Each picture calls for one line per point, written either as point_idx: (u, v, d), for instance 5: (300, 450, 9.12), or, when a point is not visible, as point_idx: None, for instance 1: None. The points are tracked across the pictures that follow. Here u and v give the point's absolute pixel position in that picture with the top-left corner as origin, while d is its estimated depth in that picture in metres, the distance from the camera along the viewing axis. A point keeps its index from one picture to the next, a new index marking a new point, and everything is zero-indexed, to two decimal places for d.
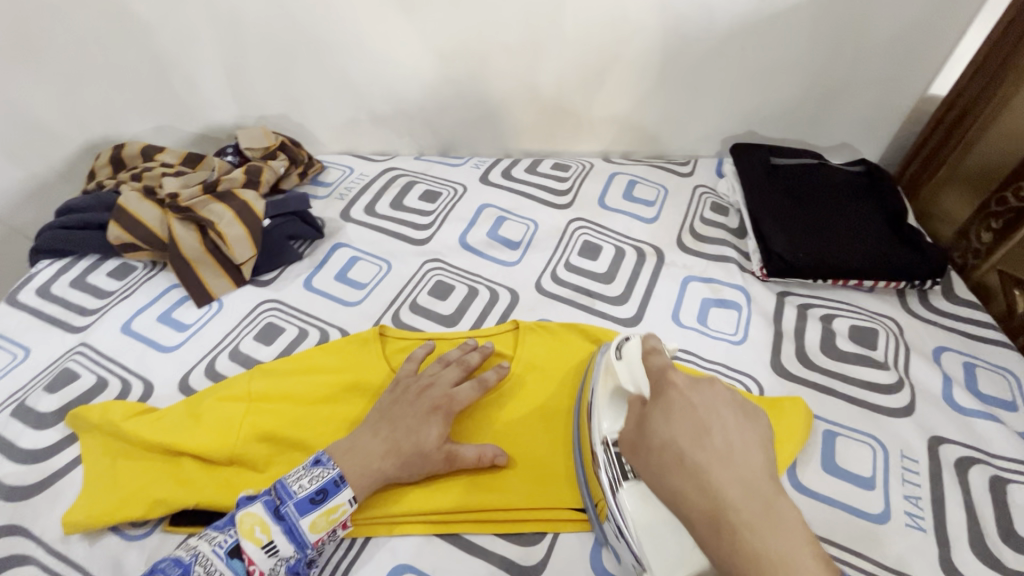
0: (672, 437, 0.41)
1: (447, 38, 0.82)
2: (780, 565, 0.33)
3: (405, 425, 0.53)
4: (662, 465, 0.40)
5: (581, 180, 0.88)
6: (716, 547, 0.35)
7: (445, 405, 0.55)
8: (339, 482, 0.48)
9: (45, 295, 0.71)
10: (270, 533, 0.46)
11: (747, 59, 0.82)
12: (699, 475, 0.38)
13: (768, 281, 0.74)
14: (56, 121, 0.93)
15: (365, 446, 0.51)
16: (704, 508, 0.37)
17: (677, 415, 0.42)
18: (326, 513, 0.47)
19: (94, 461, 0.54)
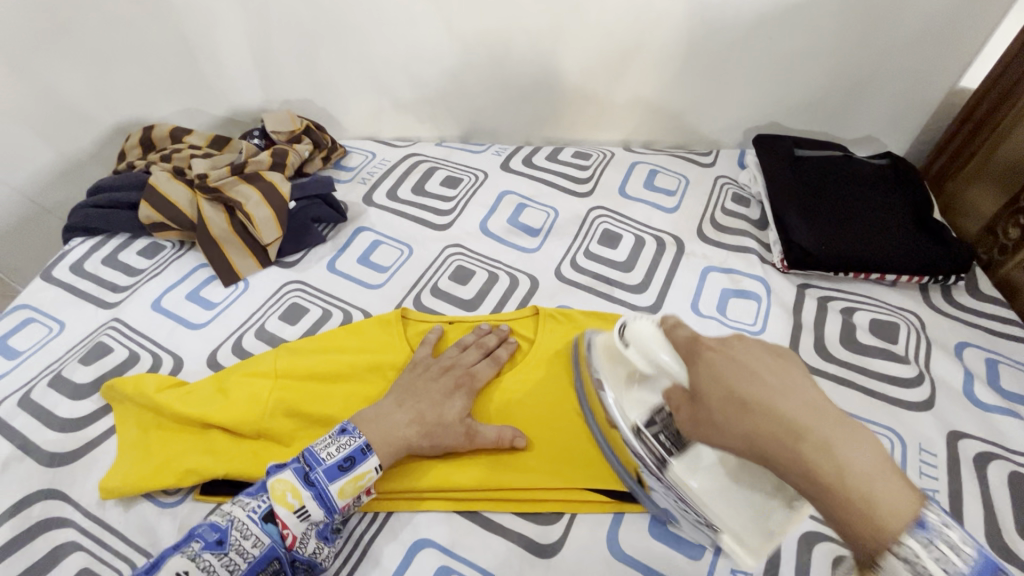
0: (730, 385, 0.38)
1: (471, 24, 0.82)
2: (882, 502, 0.33)
3: (428, 399, 0.55)
4: (733, 416, 0.37)
5: (602, 168, 0.88)
6: (816, 484, 0.34)
7: (466, 382, 0.58)
8: (366, 450, 0.50)
9: (78, 272, 0.73)
10: (301, 499, 0.47)
11: (773, 48, 0.81)
12: (777, 414, 0.36)
13: (788, 273, 0.74)
14: (87, 100, 0.95)
15: (389, 415, 0.53)
16: (794, 447, 0.35)
17: (727, 366, 0.39)
18: (354, 480, 0.49)
19: (129, 432, 0.56)
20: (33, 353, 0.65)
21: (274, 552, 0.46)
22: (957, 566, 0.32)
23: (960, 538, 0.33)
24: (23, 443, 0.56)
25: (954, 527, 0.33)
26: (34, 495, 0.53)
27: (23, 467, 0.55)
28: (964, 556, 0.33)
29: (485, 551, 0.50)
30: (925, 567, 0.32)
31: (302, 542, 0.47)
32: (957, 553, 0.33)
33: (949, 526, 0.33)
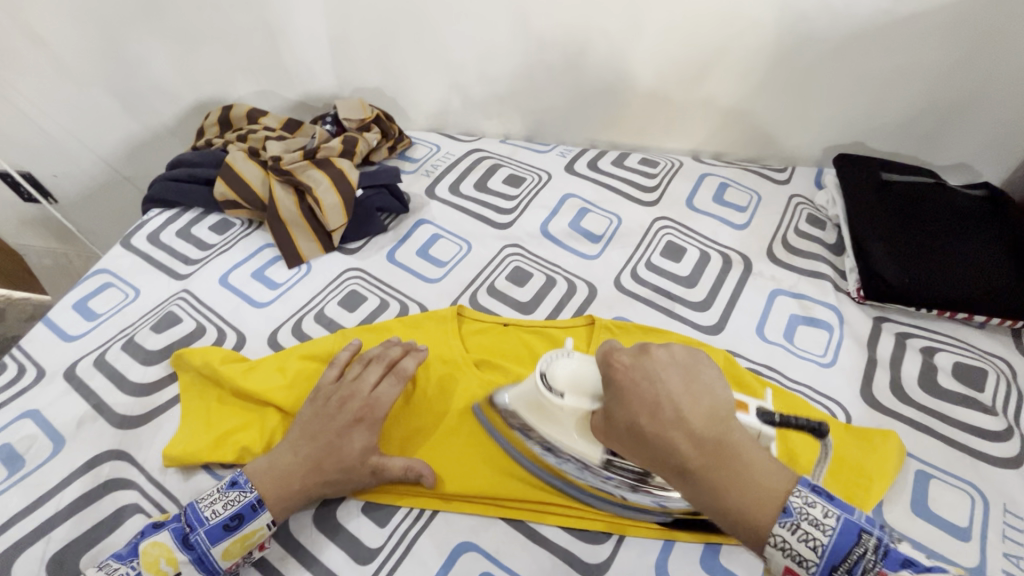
0: (631, 418, 0.42)
1: (550, 23, 0.81)
2: (744, 516, 0.38)
3: (325, 441, 0.51)
4: (635, 442, 0.42)
5: (670, 177, 0.85)
6: (700, 504, 0.40)
7: (367, 414, 0.53)
8: (257, 507, 0.48)
9: (154, 241, 0.77)
10: (176, 565, 0.46)
11: (867, 61, 0.76)
12: (668, 443, 0.40)
13: (864, 304, 0.70)
14: (172, 76, 0.99)
15: (287, 463, 0.50)
16: (676, 472, 0.40)
17: (628, 395, 0.42)
18: (240, 540, 0.47)
19: (194, 404, 0.58)
20: (109, 317, 0.68)
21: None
22: (821, 541, 0.37)
23: (822, 513, 0.37)
24: (97, 403, 0.59)
25: (817, 503, 0.38)
26: (103, 455, 0.55)
27: (96, 426, 0.57)
28: (826, 533, 0.37)
29: (528, 563, 0.49)
30: (793, 549, 0.37)
31: None
32: (820, 528, 0.37)
33: (812, 506, 0.38)
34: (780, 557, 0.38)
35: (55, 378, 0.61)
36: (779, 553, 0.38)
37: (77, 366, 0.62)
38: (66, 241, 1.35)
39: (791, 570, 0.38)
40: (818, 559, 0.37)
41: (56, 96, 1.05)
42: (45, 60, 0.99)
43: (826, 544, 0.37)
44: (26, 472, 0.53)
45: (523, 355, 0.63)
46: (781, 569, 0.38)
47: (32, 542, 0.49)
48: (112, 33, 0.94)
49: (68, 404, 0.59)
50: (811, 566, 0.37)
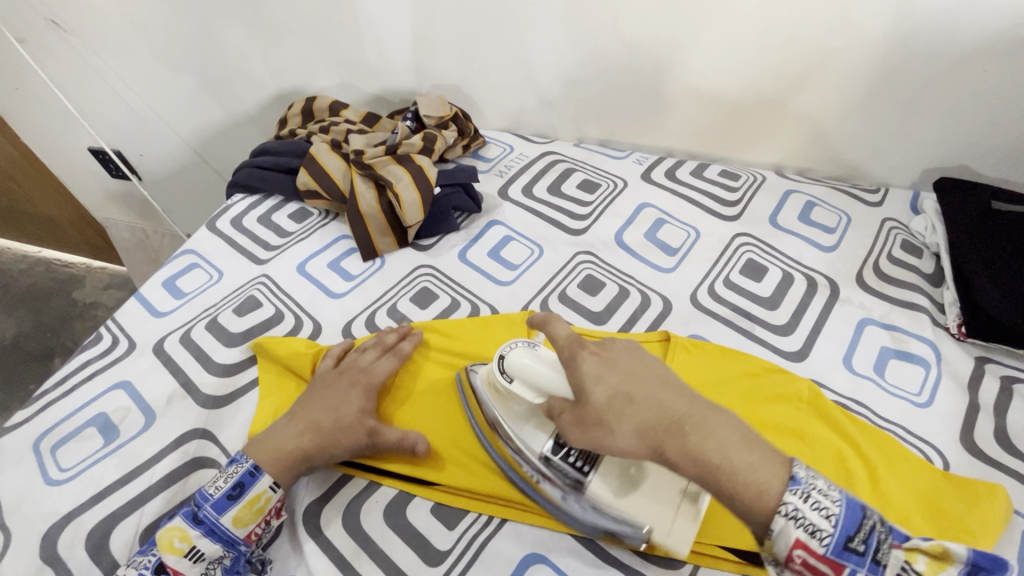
0: (623, 384, 0.43)
1: (639, 27, 0.79)
2: (749, 489, 0.37)
3: (323, 403, 0.54)
4: (613, 423, 0.41)
5: (752, 192, 0.82)
6: (700, 468, 0.38)
7: (360, 380, 0.57)
8: (253, 473, 0.50)
9: (237, 226, 0.79)
10: (191, 541, 0.47)
11: (988, 80, 0.70)
12: (658, 406, 0.41)
13: (965, 342, 0.65)
14: (261, 66, 1.03)
15: (281, 431, 0.52)
16: (674, 446, 0.39)
17: (590, 376, 0.44)
18: (248, 505, 0.48)
19: (270, 380, 0.61)
20: (194, 297, 0.70)
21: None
22: (832, 511, 0.36)
23: (825, 485, 0.37)
24: (185, 381, 0.61)
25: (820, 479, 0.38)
26: (189, 433, 0.57)
27: (183, 404, 0.59)
28: (831, 512, 0.36)
29: None
30: (806, 518, 0.36)
31: None
32: (828, 497, 0.37)
33: (816, 477, 0.38)
34: (795, 525, 0.35)
35: (145, 353, 0.64)
36: (791, 523, 0.35)
37: (164, 342, 0.65)
38: (146, 218, 1.43)
39: (805, 546, 0.35)
40: (833, 528, 0.35)
41: (152, 80, 1.11)
42: (145, 45, 1.05)
43: (837, 515, 0.36)
44: (119, 443, 0.56)
45: None
46: (792, 544, 0.35)
47: (124, 511, 0.51)
48: (205, 21, 0.98)
49: (157, 379, 0.61)
50: (825, 537, 0.35)
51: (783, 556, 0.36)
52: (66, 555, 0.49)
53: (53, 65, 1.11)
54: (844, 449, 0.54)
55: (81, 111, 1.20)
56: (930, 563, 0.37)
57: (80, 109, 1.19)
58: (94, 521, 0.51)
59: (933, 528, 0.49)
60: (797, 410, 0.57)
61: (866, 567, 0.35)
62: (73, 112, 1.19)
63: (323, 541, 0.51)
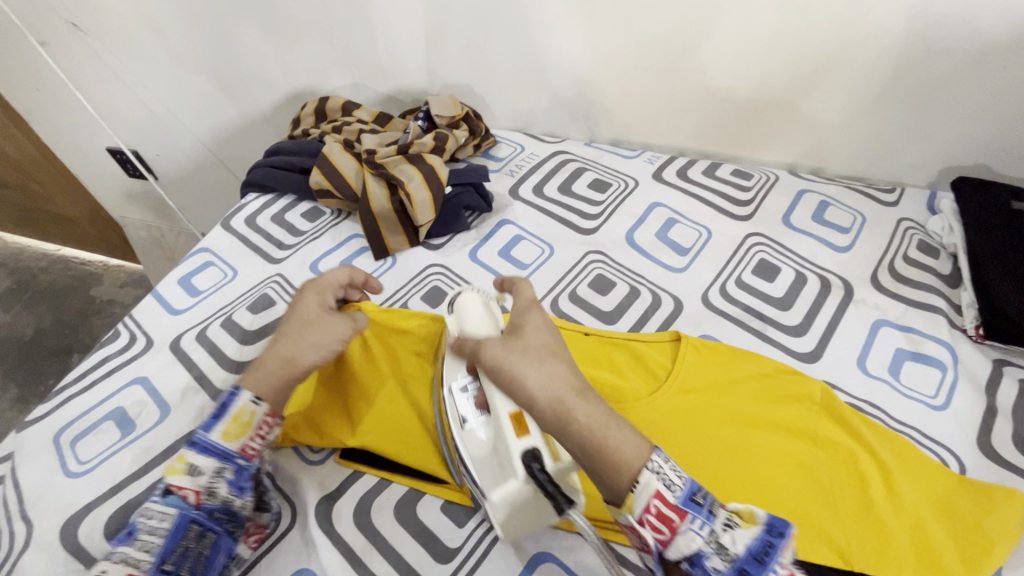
0: (546, 342, 0.47)
1: (651, 27, 0.79)
2: (620, 451, 0.39)
3: (286, 311, 0.56)
4: (533, 357, 0.45)
5: (765, 192, 0.81)
6: (586, 428, 0.41)
7: (312, 285, 0.58)
8: (236, 389, 0.49)
9: (251, 225, 0.80)
10: (186, 459, 0.47)
11: (1009, 78, 0.69)
12: (564, 371, 0.44)
13: (983, 344, 0.63)
14: (275, 67, 1.04)
15: (262, 350, 0.53)
16: (573, 397, 0.42)
17: (529, 326, 0.49)
18: (234, 419, 0.48)
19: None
20: (209, 294, 0.71)
21: (186, 517, 0.45)
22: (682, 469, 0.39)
23: None
24: (200, 377, 0.62)
25: None
26: None
27: (199, 399, 0.60)
28: (682, 474, 0.39)
29: None
30: (665, 472, 0.38)
31: (212, 495, 0.46)
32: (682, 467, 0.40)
33: None
34: (652, 477, 0.38)
35: (162, 349, 0.65)
36: (652, 476, 0.38)
37: (180, 338, 0.66)
38: (162, 216, 1.46)
39: (661, 496, 0.38)
40: (683, 482, 0.38)
41: (169, 82, 1.13)
42: (162, 47, 1.06)
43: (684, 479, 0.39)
44: (137, 436, 0.57)
45: (605, 366, 0.61)
46: (650, 495, 0.37)
47: (142, 504, 0.52)
48: (220, 23, 1.00)
49: (173, 374, 0.62)
50: (676, 490, 0.38)
51: (640, 511, 0.38)
52: (86, 546, 0.50)
53: (73, 67, 1.14)
54: (857, 451, 0.53)
55: (99, 112, 1.22)
56: (746, 521, 0.38)
57: (99, 110, 1.22)
58: (112, 512, 0.52)
59: (946, 532, 0.49)
60: (809, 411, 0.56)
61: (704, 517, 0.38)
62: (92, 113, 1.22)
63: (334, 535, 0.51)
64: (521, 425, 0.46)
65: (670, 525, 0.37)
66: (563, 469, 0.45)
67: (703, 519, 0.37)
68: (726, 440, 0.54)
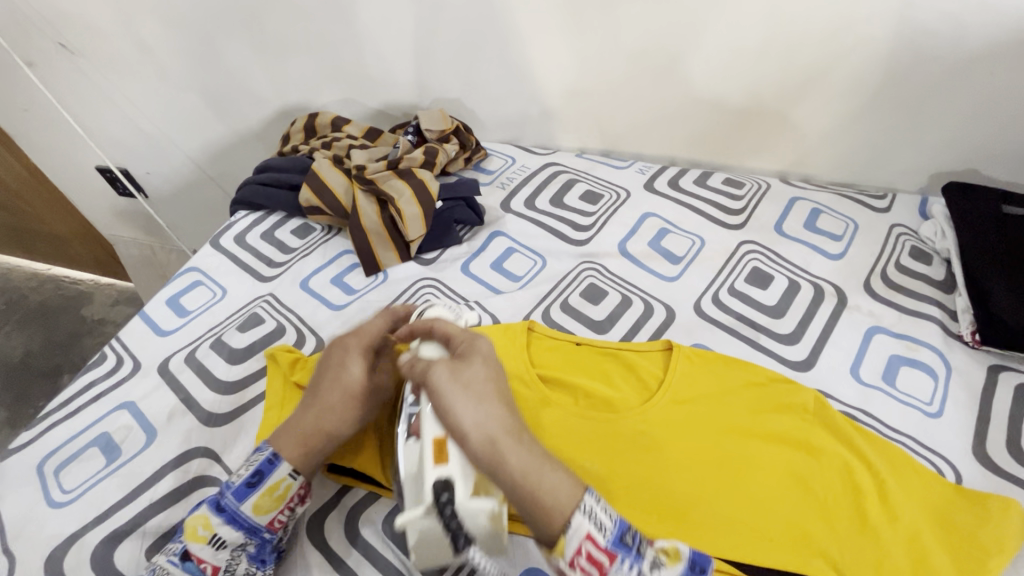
0: (483, 375, 0.48)
1: (639, 39, 0.79)
2: (549, 494, 0.42)
3: (325, 376, 0.53)
4: (475, 394, 0.46)
5: (757, 200, 0.81)
6: (514, 474, 0.42)
7: (362, 345, 0.55)
8: (274, 461, 0.49)
9: (241, 243, 0.80)
10: (213, 528, 0.47)
11: (995, 84, 0.69)
12: (497, 412, 0.46)
13: (978, 349, 0.63)
14: (265, 84, 1.04)
15: (298, 418, 0.52)
16: (509, 439, 0.44)
17: (479, 356, 0.50)
18: (268, 493, 0.48)
19: (275, 387, 0.60)
20: (198, 315, 0.70)
21: None
22: (608, 520, 0.42)
23: (605, 514, 0.42)
24: (187, 399, 0.61)
25: (604, 508, 0.43)
26: (192, 452, 0.56)
27: (186, 421, 0.59)
28: (610, 514, 0.43)
29: None
30: (596, 514, 0.42)
31: (229, 568, 0.47)
32: (607, 514, 0.42)
33: (600, 507, 0.43)
34: (583, 521, 0.41)
35: (150, 372, 0.64)
36: (585, 518, 0.41)
37: (169, 361, 0.65)
38: (153, 234, 1.45)
39: (592, 538, 0.41)
40: (613, 524, 0.42)
41: (158, 101, 1.12)
42: (151, 66, 1.06)
43: (610, 527, 0.42)
44: (123, 462, 0.56)
45: (597, 376, 0.60)
46: (583, 538, 0.41)
47: (127, 533, 0.51)
48: (208, 40, 0.99)
49: (161, 397, 0.61)
50: (607, 530, 0.42)
51: (572, 554, 0.40)
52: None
53: (61, 86, 1.13)
54: (851, 460, 0.53)
55: (88, 131, 1.21)
56: (670, 559, 0.42)
57: (88, 129, 1.21)
58: (98, 541, 0.50)
59: (943, 545, 0.48)
60: (803, 422, 0.56)
61: (633, 558, 0.41)
62: (81, 132, 1.21)
63: (325, 557, 0.50)
64: (441, 453, 0.43)
65: (601, 568, 0.40)
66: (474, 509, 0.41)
67: (630, 561, 0.41)
68: (719, 451, 0.53)
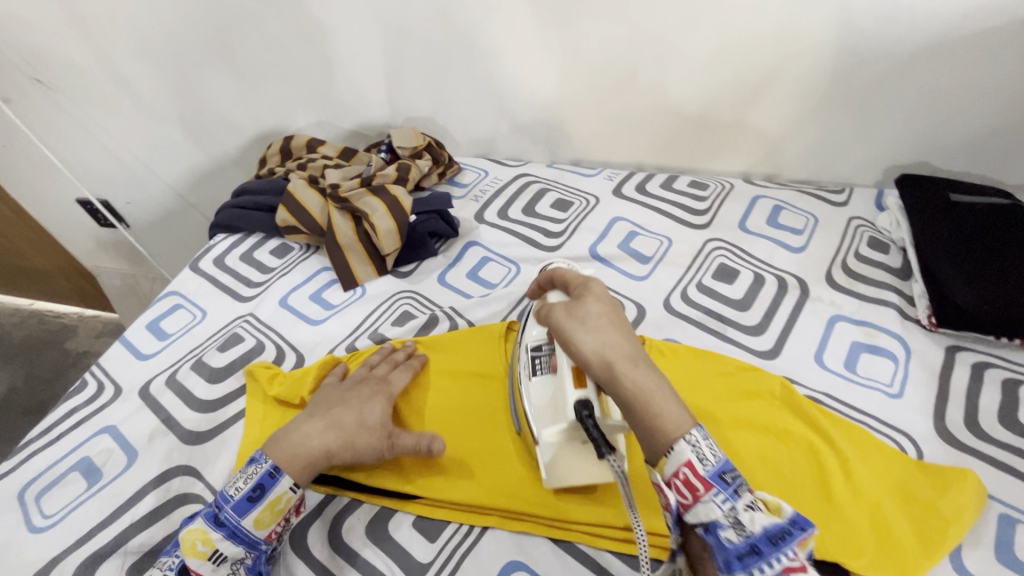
0: (601, 308, 0.45)
1: (598, 52, 0.83)
2: (663, 416, 0.39)
3: (344, 404, 0.56)
4: (593, 325, 0.44)
5: (721, 201, 0.84)
6: (627, 392, 0.41)
7: (383, 391, 0.58)
8: (275, 474, 0.49)
9: (220, 265, 0.81)
10: (213, 543, 0.47)
11: (934, 80, 0.73)
12: (617, 340, 0.43)
13: (936, 331, 0.66)
14: (241, 110, 1.06)
15: (304, 429, 0.53)
16: (627, 363, 0.42)
17: (592, 293, 0.47)
18: (269, 506, 0.49)
19: (259, 406, 0.62)
20: (178, 337, 0.71)
21: None
22: (711, 459, 0.38)
23: (710, 451, 0.39)
24: (167, 419, 0.62)
25: (709, 442, 0.39)
26: (174, 470, 0.57)
27: (166, 441, 0.60)
28: (717, 451, 0.39)
29: None
30: (700, 448, 0.39)
31: None
32: (712, 451, 0.39)
33: (704, 444, 0.39)
34: (684, 449, 0.38)
35: (129, 397, 0.64)
36: (688, 447, 0.38)
37: (149, 385, 0.66)
38: (135, 263, 1.45)
39: (692, 466, 0.38)
40: (716, 460, 0.38)
41: (136, 131, 1.14)
42: (128, 98, 1.08)
43: (713, 464, 0.38)
44: (103, 485, 0.56)
45: None
46: (681, 463, 0.38)
47: (109, 554, 0.51)
48: (182, 70, 1.02)
49: (142, 419, 0.62)
50: (709, 465, 0.38)
51: (670, 473, 0.39)
52: None
53: (38, 121, 1.14)
54: (816, 441, 0.55)
55: (66, 164, 1.22)
56: (770, 510, 0.39)
57: (66, 162, 1.22)
58: (78, 564, 0.51)
59: (906, 516, 0.50)
60: (771, 406, 0.58)
61: (730, 494, 0.38)
62: (59, 166, 1.22)
63: (309, 564, 0.51)
64: (579, 377, 0.48)
65: (693, 492, 0.38)
66: (611, 426, 0.46)
67: (726, 496, 0.38)
68: None
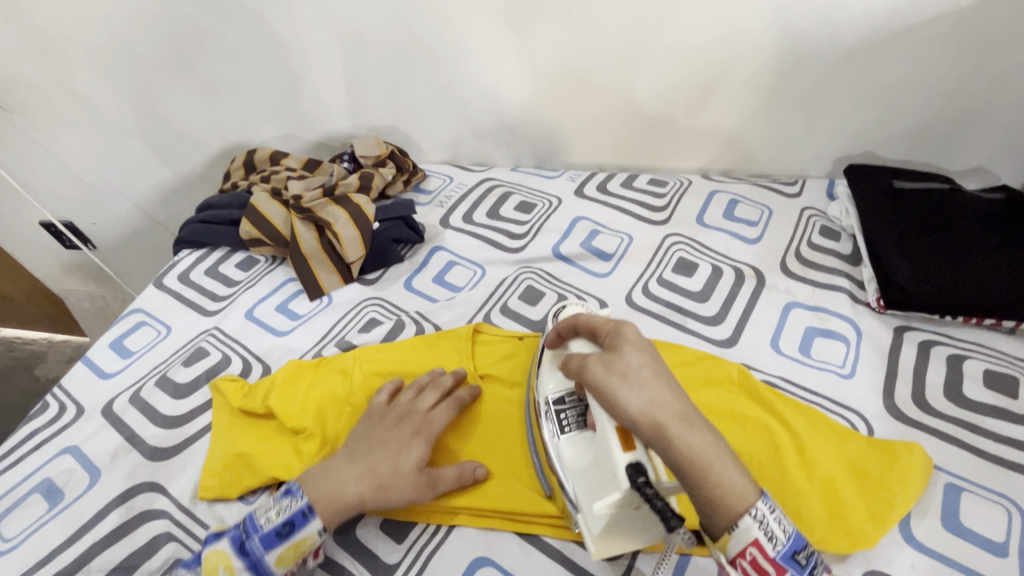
0: (640, 360, 0.44)
1: (553, 57, 0.85)
2: (721, 484, 0.40)
3: (382, 449, 0.53)
4: (637, 381, 0.43)
5: (679, 197, 0.86)
6: (680, 453, 0.40)
7: (424, 429, 0.55)
8: (307, 514, 0.49)
9: (185, 280, 0.80)
10: (233, 571, 0.47)
11: (872, 74, 0.76)
12: (664, 396, 0.42)
13: (884, 313, 0.68)
14: (204, 125, 1.06)
15: (338, 472, 0.51)
16: (678, 423, 0.41)
17: (630, 343, 0.46)
18: (293, 546, 0.48)
19: (225, 417, 0.61)
20: (142, 354, 0.71)
21: None
22: (780, 539, 0.40)
23: (779, 528, 0.40)
24: (131, 436, 0.61)
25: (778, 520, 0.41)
26: (139, 487, 0.57)
27: (130, 458, 0.59)
28: (784, 528, 0.41)
29: None
30: (768, 524, 0.40)
31: None
32: (781, 528, 0.41)
33: (773, 519, 0.40)
34: (754, 528, 0.40)
35: (93, 415, 0.64)
36: (755, 524, 0.40)
37: (113, 403, 0.65)
38: (103, 283, 1.43)
39: (759, 545, 0.40)
40: (785, 539, 0.40)
41: (97, 150, 1.13)
42: (87, 117, 1.07)
43: (782, 544, 0.40)
44: (65, 505, 0.55)
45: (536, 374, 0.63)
46: (748, 542, 0.40)
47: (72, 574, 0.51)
48: (142, 87, 1.01)
49: (105, 438, 0.61)
50: (779, 544, 0.40)
51: (734, 553, 0.40)
52: None
53: None
54: (771, 423, 0.57)
55: (27, 186, 1.20)
56: None
57: (25, 184, 1.20)
58: None
59: (857, 490, 0.52)
60: (728, 393, 0.60)
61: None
62: (19, 188, 1.20)
63: None
64: (626, 439, 0.43)
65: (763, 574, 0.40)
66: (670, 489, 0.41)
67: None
68: None
